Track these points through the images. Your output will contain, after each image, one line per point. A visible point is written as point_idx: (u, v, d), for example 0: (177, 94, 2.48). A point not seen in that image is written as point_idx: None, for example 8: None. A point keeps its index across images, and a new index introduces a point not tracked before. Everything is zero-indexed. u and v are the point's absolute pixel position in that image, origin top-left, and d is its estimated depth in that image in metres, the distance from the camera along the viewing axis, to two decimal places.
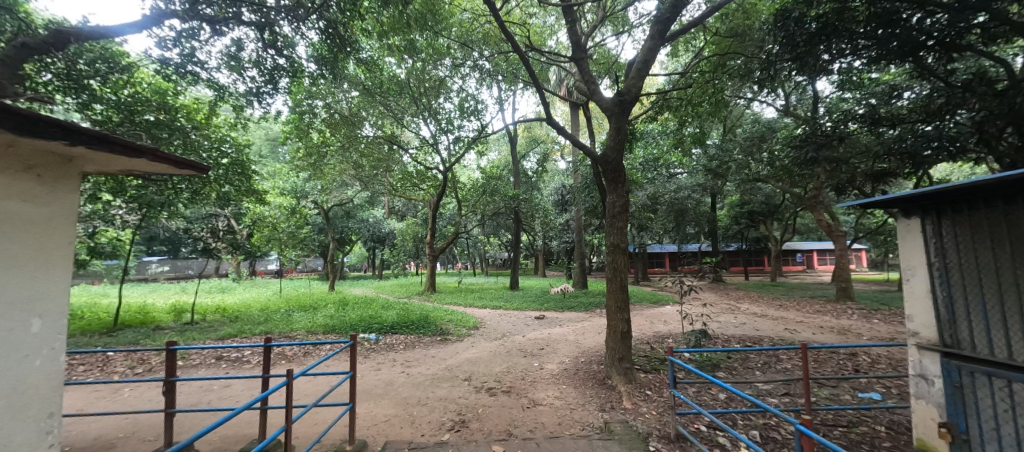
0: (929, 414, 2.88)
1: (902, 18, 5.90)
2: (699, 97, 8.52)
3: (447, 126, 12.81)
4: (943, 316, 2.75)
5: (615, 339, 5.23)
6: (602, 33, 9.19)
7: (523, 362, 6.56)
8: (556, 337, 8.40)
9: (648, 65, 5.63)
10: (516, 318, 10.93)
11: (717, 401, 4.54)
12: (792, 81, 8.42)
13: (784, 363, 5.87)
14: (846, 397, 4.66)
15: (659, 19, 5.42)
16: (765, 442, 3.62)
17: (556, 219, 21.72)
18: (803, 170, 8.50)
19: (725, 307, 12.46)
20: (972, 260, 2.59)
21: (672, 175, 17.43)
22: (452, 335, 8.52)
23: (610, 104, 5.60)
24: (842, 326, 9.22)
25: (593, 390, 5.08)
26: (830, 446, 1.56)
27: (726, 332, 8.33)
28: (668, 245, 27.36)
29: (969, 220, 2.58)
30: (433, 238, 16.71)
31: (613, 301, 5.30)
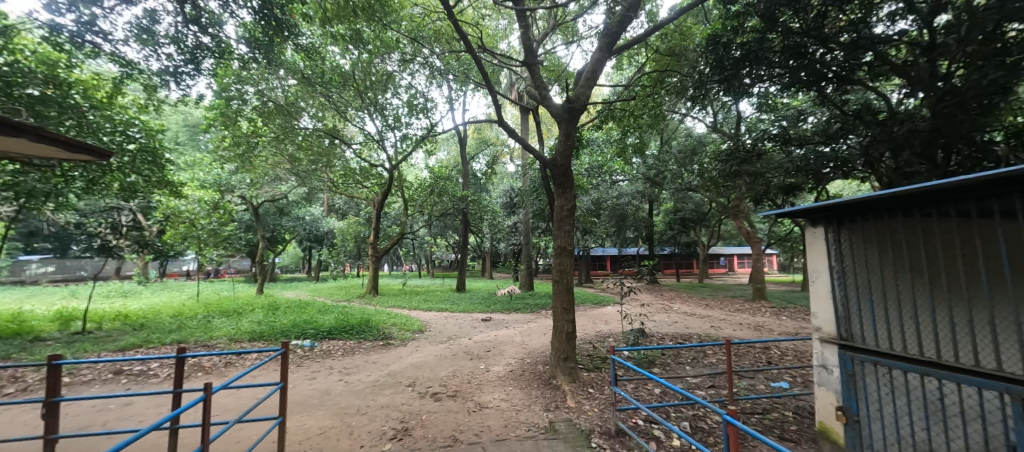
0: (828, 399, 3.27)
1: (809, 52, 6.71)
2: (641, 109, 9.02)
3: (394, 122, 12.44)
4: (840, 313, 3.15)
5: (561, 339, 5.35)
6: (552, 42, 9.44)
7: (469, 365, 6.50)
8: (503, 339, 8.42)
9: (597, 75, 5.86)
10: (462, 320, 10.81)
11: (653, 395, 4.83)
12: (719, 100, 9.25)
13: (710, 358, 6.39)
14: (761, 387, 5.17)
15: (607, 32, 5.69)
16: (695, 431, 3.90)
17: (504, 221, 21.83)
18: (729, 183, 9.36)
19: (659, 307, 13.32)
20: (864, 265, 2.98)
21: (614, 182, 18.32)
22: (396, 339, 8.23)
23: (560, 111, 5.74)
24: (758, 323, 10.26)
25: (538, 391, 5.15)
26: (753, 435, 1.69)
27: (660, 330, 8.91)
28: (610, 248, 28.71)
29: (862, 230, 2.98)
30: (377, 239, 16.03)
31: (559, 302, 5.43)
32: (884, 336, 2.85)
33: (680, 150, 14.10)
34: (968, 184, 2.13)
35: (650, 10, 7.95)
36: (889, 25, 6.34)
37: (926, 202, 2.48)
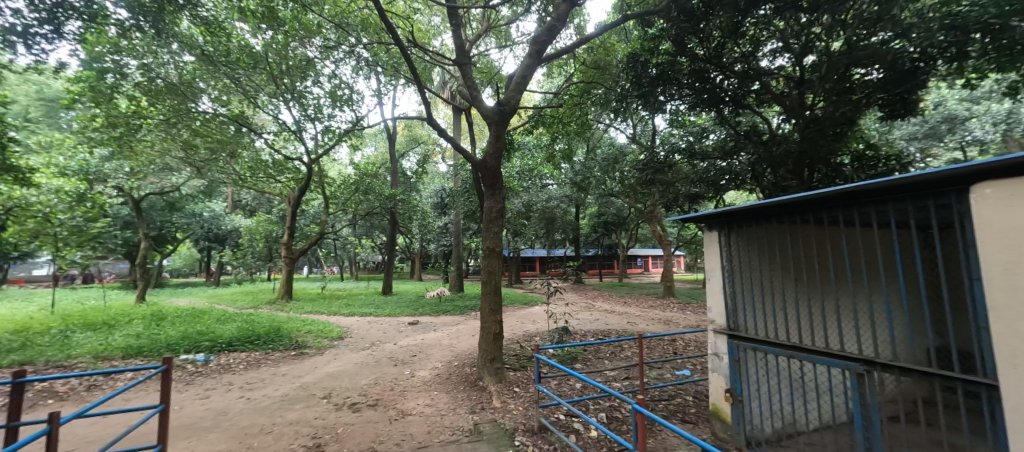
0: (719, 383, 3.68)
1: (711, 77, 7.65)
2: (569, 117, 9.42)
3: (315, 113, 11.48)
4: (729, 307, 3.59)
5: (488, 340, 5.38)
6: (486, 44, 9.48)
7: (393, 371, 6.22)
8: (429, 343, 8.21)
9: (527, 81, 5.98)
10: (387, 325, 10.33)
11: (574, 390, 5.07)
12: (638, 114, 10.02)
13: (626, 352, 6.90)
14: (668, 375, 5.71)
15: (536, 40, 5.86)
16: (610, 421, 4.18)
17: (434, 222, 21.34)
18: (644, 190, 10.21)
19: (583, 305, 14.05)
20: (748, 264, 3.45)
21: (544, 185, 18.92)
22: (311, 347, 7.60)
23: (491, 113, 5.76)
24: (667, 318, 11.32)
25: (464, 393, 5.10)
26: (667, 425, 1.83)
27: (583, 328, 9.39)
28: (539, 250, 29.57)
29: (746, 234, 3.45)
30: (292, 238, 14.65)
31: (487, 304, 5.45)
32: (763, 325, 3.32)
33: (604, 158, 15.05)
34: (820, 199, 2.58)
35: (578, 23, 8.38)
36: (771, 60, 7.44)
37: (795, 211, 2.95)
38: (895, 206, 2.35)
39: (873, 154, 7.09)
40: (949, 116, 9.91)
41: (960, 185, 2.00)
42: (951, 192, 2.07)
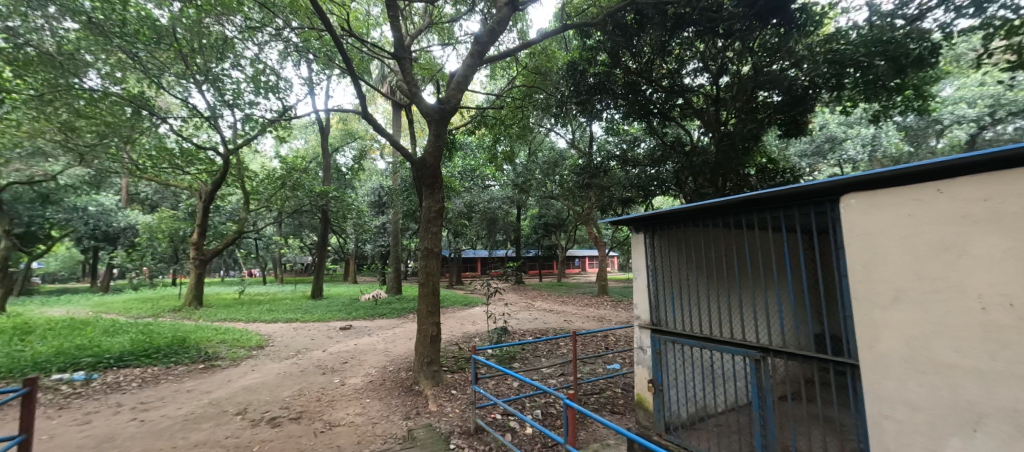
0: (643, 374, 3.89)
1: (642, 90, 8.25)
2: (511, 120, 9.53)
3: (233, 100, 10.36)
4: (652, 303, 3.84)
5: (425, 343, 5.26)
6: (428, 40, 9.27)
7: (320, 380, 5.82)
8: (362, 348, 7.80)
9: (468, 81, 5.94)
10: (315, 331, 9.64)
11: (510, 389, 5.15)
12: (577, 121, 10.43)
13: (561, 349, 7.16)
14: (599, 370, 6.01)
15: (479, 40, 5.85)
16: (545, 418, 4.31)
17: (371, 221, 20.37)
18: (581, 193, 10.66)
19: (523, 305, 14.28)
20: (669, 265, 3.74)
21: (486, 186, 18.94)
22: (225, 358, 6.86)
23: (431, 110, 5.62)
24: (601, 315, 11.91)
25: (398, 399, 4.93)
26: (608, 425, 1.93)
27: (522, 327, 9.55)
28: (481, 250, 29.53)
29: (668, 236, 3.73)
30: (203, 237, 13.10)
31: (424, 306, 5.33)
32: (682, 319, 3.60)
33: (545, 161, 15.45)
34: (732, 205, 2.89)
35: (521, 28, 8.53)
36: (693, 78, 8.15)
37: (708, 215, 3.24)
38: (788, 211, 2.68)
39: (773, 168, 8.09)
40: (830, 137, 11.64)
41: (834, 196, 2.33)
42: (826, 201, 2.41)
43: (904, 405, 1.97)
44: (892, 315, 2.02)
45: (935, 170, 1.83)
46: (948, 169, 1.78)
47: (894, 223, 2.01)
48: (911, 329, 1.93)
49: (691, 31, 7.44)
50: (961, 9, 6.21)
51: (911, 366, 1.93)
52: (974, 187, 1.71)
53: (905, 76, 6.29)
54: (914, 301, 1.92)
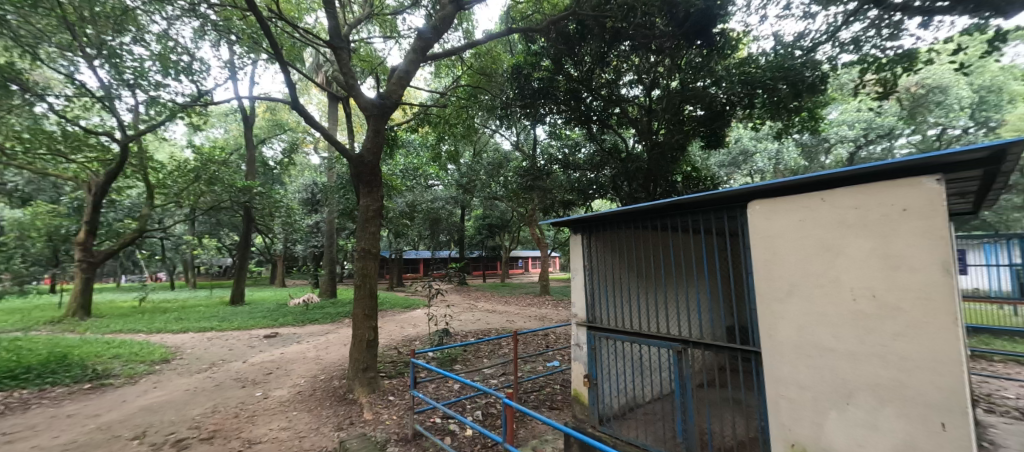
0: (579, 371, 4.00)
1: (582, 97, 8.59)
2: (455, 119, 9.42)
3: (135, 79, 9.05)
4: (588, 302, 3.99)
5: (360, 348, 5.02)
6: (369, 31, 8.85)
7: (239, 394, 5.28)
8: (289, 357, 7.23)
9: (411, 77, 5.76)
10: (234, 340, 8.75)
11: (451, 392, 5.09)
12: (522, 123, 10.59)
13: (503, 349, 7.21)
14: (539, 368, 6.15)
15: (422, 35, 5.71)
16: (485, 418, 4.32)
17: (303, 220, 18.96)
18: (525, 195, 10.84)
19: (466, 306, 14.17)
20: (604, 265, 3.93)
21: (429, 186, 18.54)
22: (120, 376, 5.97)
23: (370, 105, 5.37)
24: (542, 315, 12.19)
25: (330, 410, 4.64)
26: (544, 421, 1.98)
27: (464, 329, 9.47)
28: (423, 251, 28.81)
29: (603, 238, 3.92)
30: (93, 236, 11.30)
31: (360, 309, 5.07)
32: (615, 316, 3.78)
33: (489, 162, 15.50)
34: (659, 209, 3.11)
35: (466, 28, 8.47)
36: (629, 89, 8.65)
37: (639, 218, 3.44)
38: (705, 215, 2.92)
39: (697, 176, 8.84)
40: (743, 150, 13.05)
41: (743, 201, 2.60)
42: (736, 206, 2.68)
43: (794, 385, 2.25)
44: (787, 307, 2.30)
45: (821, 181, 2.12)
46: (832, 181, 2.07)
47: (790, 225, 2.29)
48: (800, 318, 2.22)
49: (628, 45, 7.90)
50: (844, 46, 7.28)
51: (800, 351, 2.22)
52: (849, 196, 2.02)
53: (802, 100, 7.21)
54: (805, 294, 2.20)
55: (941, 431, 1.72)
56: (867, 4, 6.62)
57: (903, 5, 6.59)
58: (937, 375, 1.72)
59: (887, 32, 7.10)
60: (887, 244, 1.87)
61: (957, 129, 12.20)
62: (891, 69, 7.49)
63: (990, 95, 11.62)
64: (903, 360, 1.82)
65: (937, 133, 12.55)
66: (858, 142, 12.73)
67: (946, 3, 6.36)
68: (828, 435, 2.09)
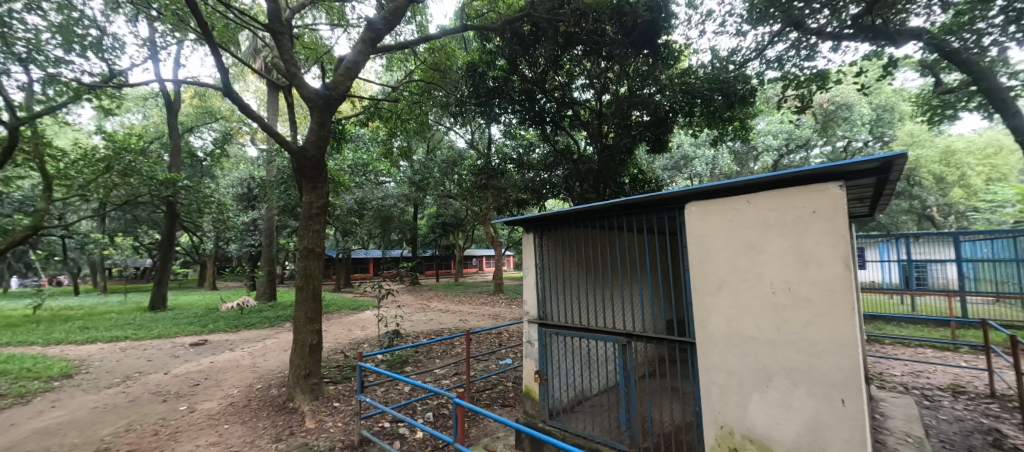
0: (530, 367, 4.01)
1: (536, 98, 8.72)
2: (408, 115, 9.19)
3: (28, 53, 7.81)
4: (540, 299, 4.03)
5: (303, 353, 4.74)
6: (314, 17, 8.36)
7: (159, 410, 4.77)
8: (220, 366, 6.64)
9: (359, 69, 5.52)
10: (153, 349, 7.88)
11: (401, 395, 4.97)
12: (476, 122, 10.54)
13: (456, 349, 7.15)
14: (492, 366, 6.18)
15: (372, 26, 5.50)
16: (436, 420, 4.27)
17: (238, 217, 17.50)
18: (480, 193, 10.80)
19: (418, 307, 13.87)
20: (556, 263, 4.00)
21: (380, 183, 17.91)
22: (4, 396, 5.14)
23: (313, 94, 5.05)
24: (496, 313, 12.24)
25: (268, 420, 4.34)
26: (497, 419, 1.96)
27: (416, 329, 9.26)
28: (373, 250, 27.75)
29: (554, 236, 4.00)
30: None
31: (302, 312, 4.79)
32: (566, 312, 3.86)
33: (443, 160, 15.28)
34: (608, 209, 3.24)
35: (420, 21, 8.28)
36: (580, 92, 8.89)
37: (589, 217, 3.56)
38: (648, 217, 3.10)
39: (643, 179, 9.31)
40: (684, 155, 13.95)
41: (680, 202, 2.77)
42: (675, 208, 2.87)
43: (723, 372, 2.45)
44: (718, 300, 2.49)
45: (748, 185, 2.33)
46: (756, 185, 2.28)
47: (720, 225, 2.48)
48: (729, 310, 2.42)
49: (581, 50, 8.19)
50: (770, 63, 8.04)
51: (729, 340, 2.42)
52: (770, 199, 2.23)
53: (734, 109, 7.87)
54: (733, 288, 2.40)
55: (841, 406, 1.97)
56: (789, 27, 7.35)
57: (818, 29, 7.41)
58: (839, 357, 1.96)
59: (804, 53, 7.94)
60: (801, 242, 2.10)
61: (859, 142, 13.95)
62: (808, 87, 8.39)
63: (884, 114, 13.41)
64: (812, 345, 2.05)
65: (844, 145, 14.25)
66: (781, 151, 14.12)
67: (850, 31, 7.25)
68: (751, 415, 2.31)
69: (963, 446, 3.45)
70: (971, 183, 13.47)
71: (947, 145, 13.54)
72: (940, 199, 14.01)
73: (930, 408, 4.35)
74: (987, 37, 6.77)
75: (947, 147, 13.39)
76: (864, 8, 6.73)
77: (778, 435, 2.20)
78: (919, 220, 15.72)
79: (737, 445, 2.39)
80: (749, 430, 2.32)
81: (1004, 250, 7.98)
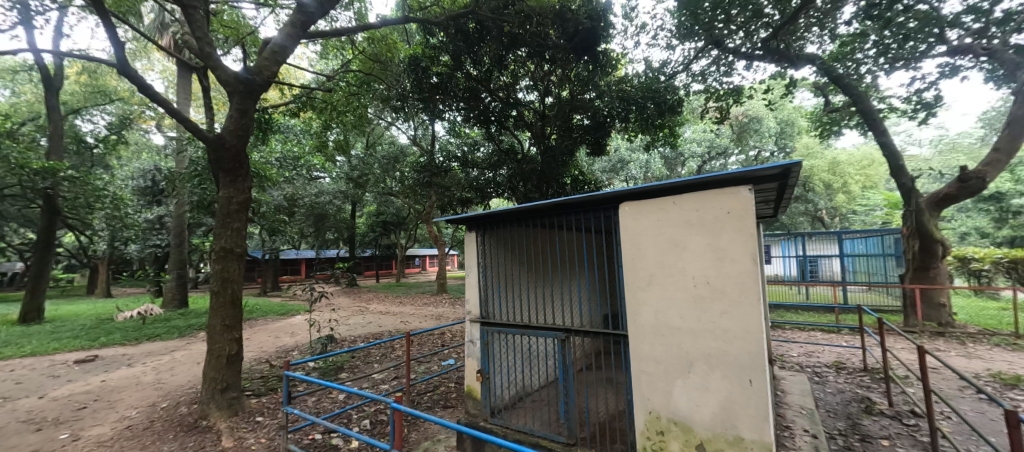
0: (472, 366, 3.95)
1: (481, 97, 8.65)
2: (345, 106, 8.83)
3: None
4: (481, 298, 4.00)
5: (219, 365, 4.29)
6: None
7: (30, 441, 4.01)
8: (114, 385, 5.76)
9: (287, 54, 5.07)
10: (23, 370, 6.61)
11: (335, 403, 4.69)
12: (419, 118, 10.23)
13: (396, 352, 6.91)
14: (434, 367, 6.06)
15: (304, 9, 5.09)
16: (373, 427, 4.09)
17: (140, 215, 15.32)
18: (423, 191, 10.49)
19: (355, 309, 13.18)
20: (497, 262, 4.01)
21: (313, 178, 16.75)
22: None
23: (231, 78, 4.55)
24: (438, 313, 12.02)
25: (176, 443, 3.86)
26: (435, 422, 1.90)
27: (352, 333, 8.78)
28: (305, 251, 25.86)
29: (495, 236, 4.00)
30: None
31: (218, 320, 4.33)
32: (507, 310, 3.88)
33: (384, 156, 14.67)
34: (549, 209, 3.30)
35: (359, 9, 7.85)
36: (525, 93, 8.95)
37: (529, 217, 3.61)
38: (586, 217, 3.22)
39: (583, 180, 9.66)
40: (621, 158, 14.75)
41: (615, 203, 2.91)
42: (610, 208, 3.01)
43: (651, 361, 2.62)
44: (648, 294, 2.65)
45: (674, 188, 2.51)
46: (681, 187, 2.48)
47: (650, 224, 2.64)
48: (658, 304, 2.59)
49: (525, 52, 8.29)
50: (695, 76, 8.77)
51: (657, 331, 2.59)
52: (692, 201, 2.44)
53: (664, 117, 8.53)
54: (661, 283, 2.58)
55: (749, 386, 2.20)
56: (711, 44, 8.08)
57: (734, 49, 8.23)
58: (747, 343, 2.19)
59: (723, 70, 8.77)
60: (717, 240, 2.32)
61: (767, 152, 15.76)
62: (727, 100, 9.28)
63: (787, 128, 15.28)
64: (726, 333, 2.28)
65: (756, 154, 15.99)
66: (704, 157, 15.49)
67: (760, 53, 8.15)
68: (675, 399, 2.50)
69: (844, 413, 4.04)
70: (851, 190, 15.83)
71: (834, 157, 15.78)
72: (828, 203, 16.31)
73: (819, 382, 5.05)
74: (864, 66, 7.99)
75: (834, 159, 15.59)
76: (771, 33, 7.58)
77: (698, 416, 2.41)
78: (813, 221, 18.15)
79: (663, 428, 2.56)
80: (674, 414, 2.51)
81: (875, 246, 9.37)
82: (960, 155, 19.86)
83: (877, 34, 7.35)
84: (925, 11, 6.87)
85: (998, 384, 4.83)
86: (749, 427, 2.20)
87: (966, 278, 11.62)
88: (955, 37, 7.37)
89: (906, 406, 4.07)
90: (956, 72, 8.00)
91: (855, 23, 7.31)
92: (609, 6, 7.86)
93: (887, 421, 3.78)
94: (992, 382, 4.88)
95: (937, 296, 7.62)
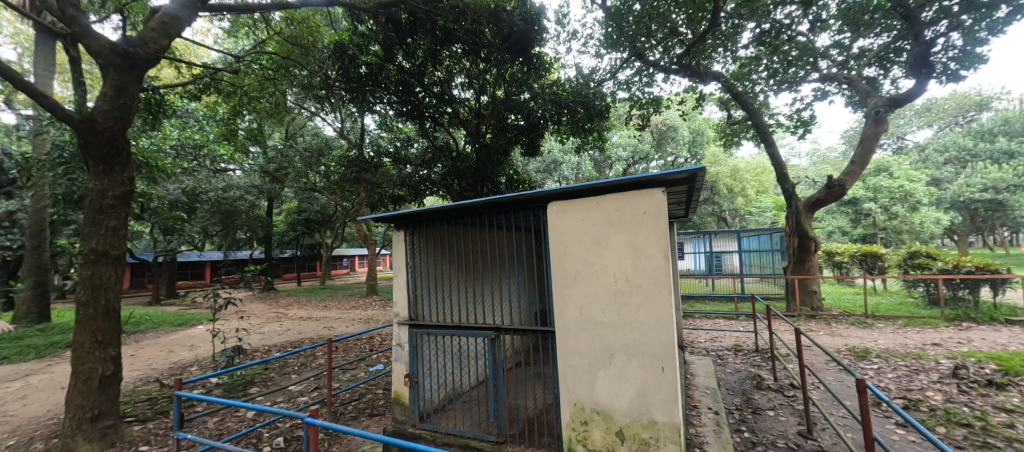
0: (400, 370, 3.77)
1: (414, 91, 8.38)
2: (257, 92, 7.97)
3: None
4: (411, 297, 3.84)
5: (88, 389, 3.61)
6: None
7: None
8: None
9: (179, 26, 4.40)
10: None
11: (242, 422, 4.23)
12: (346, 108, 9.59)
13: (317, 360, 6.41)
14: (359, 374, 5.75)
15: None
16: (287, 444, 3.75)
17: None
18: (350, 188, 9.81)
19: (271, 316, 11.99)
20: (426, 261, 3.89)
21: (220, 170, 14.90)
22: None
23: (106, 49, 3.81)
24: (367, 317, 11.37)
25: None
26: (356, 434, 1.73)
27: (266, 343, 7.97)
28: (211, 252, 22.95)
29: (424, 234, 3.86)
30: None
31: (86, 335, 3.64)
32: (437, 311, 3.79)
33: (306, 148, 13.48)
34: (480, 207, 3.25)
35: None
36: (461, 90, 8.80)
37: (460, 215, 3.55)
38: (514, 215, 3.26)
39: (518, 179, 9.76)
40: (554, 159, 15.18)
41: (545, 202, 2.96)
42: (539, 207, 3.06)
43: (576, 355, 2.71)
44: (573, 290, 2.74)
45: (598, 188, 2.61)
46: (604, 187, 2.60)
47: (576, 222, 2.74)
48: (584, 299, 2.69)
49: (460, 49, 8.12)
50: (621, 85, 9.35)
51: (581, 325, 2.69)
52: (614, 201, 2.58)
53: (593, 121, 8.99)
54: (585, 279, 2.68)
55: (661, 372, 2.39)
56: (634, 56, 8.65)
57: (655, 62, 8.93)
58: (660, 332, 2.39)
59: (646, 80, 9.45)
60: (635, 239, 2.49)
61: (682, 158, 17.32)
62: (648, 109, 10.00)
63: (698, 137, 16.93)
64: (642, 324, 2.45)
65: (673, 160, 17.47)
66: (629, 161, 16.55)
67: (675, 67, 8.93)
68: (597, 390, 2.62)
69: (740, 390, 4.60)
70: (748, 194, 18.06)
71: (734, 165, 17.86)
72: (730, 205, 18.43)
73: (721, 364, 5.68)
74: (758, 86, 9.15)
75: (735, 167, 17.64)
76: (685, 50, 8.34)
77: (617, 403, 2.55)
78: (719, 220, 20.35)
79: (587, 418, 2.67)
80: (596, 403, 2.63)
81: (766, 243, 10.82)
82: (829, 166, 23.68)
83: (768, 59, 8.44)
84: (804, 42, 8.06)
85: (853, 356, 5.86)
86: (662, 410, 2.40)
87: (832, 269, 13.87)
88: (825, 67, 8.74)
89: (788, 380, 4.74)
90: (825, 95, 9.50)
91: (751, 48, 8.33)
92: (543, 11, 8.00)
93: (773, 394, 4.36)
94: (849, 355, 5.89)
95: (810, 284, 9.04)
